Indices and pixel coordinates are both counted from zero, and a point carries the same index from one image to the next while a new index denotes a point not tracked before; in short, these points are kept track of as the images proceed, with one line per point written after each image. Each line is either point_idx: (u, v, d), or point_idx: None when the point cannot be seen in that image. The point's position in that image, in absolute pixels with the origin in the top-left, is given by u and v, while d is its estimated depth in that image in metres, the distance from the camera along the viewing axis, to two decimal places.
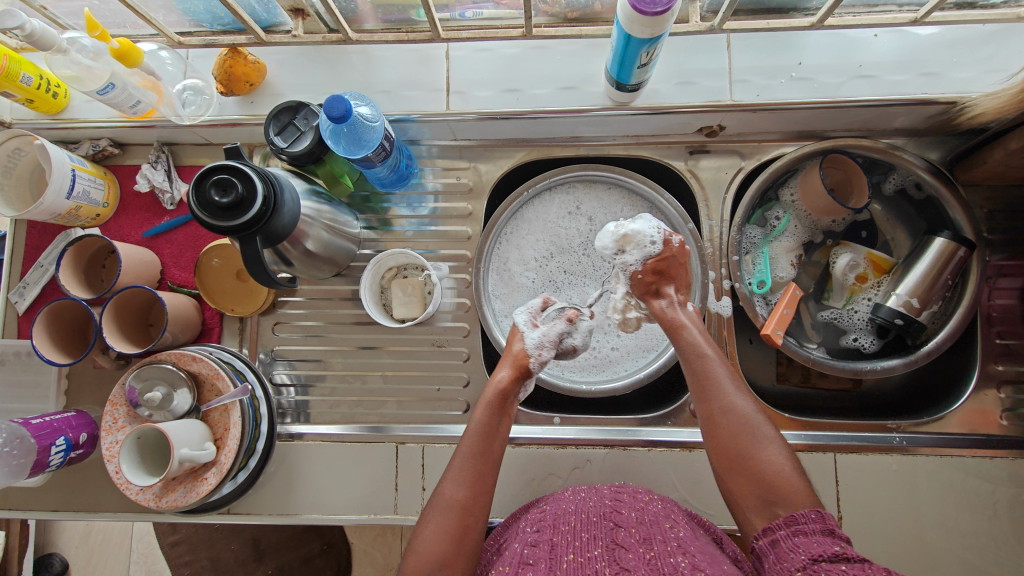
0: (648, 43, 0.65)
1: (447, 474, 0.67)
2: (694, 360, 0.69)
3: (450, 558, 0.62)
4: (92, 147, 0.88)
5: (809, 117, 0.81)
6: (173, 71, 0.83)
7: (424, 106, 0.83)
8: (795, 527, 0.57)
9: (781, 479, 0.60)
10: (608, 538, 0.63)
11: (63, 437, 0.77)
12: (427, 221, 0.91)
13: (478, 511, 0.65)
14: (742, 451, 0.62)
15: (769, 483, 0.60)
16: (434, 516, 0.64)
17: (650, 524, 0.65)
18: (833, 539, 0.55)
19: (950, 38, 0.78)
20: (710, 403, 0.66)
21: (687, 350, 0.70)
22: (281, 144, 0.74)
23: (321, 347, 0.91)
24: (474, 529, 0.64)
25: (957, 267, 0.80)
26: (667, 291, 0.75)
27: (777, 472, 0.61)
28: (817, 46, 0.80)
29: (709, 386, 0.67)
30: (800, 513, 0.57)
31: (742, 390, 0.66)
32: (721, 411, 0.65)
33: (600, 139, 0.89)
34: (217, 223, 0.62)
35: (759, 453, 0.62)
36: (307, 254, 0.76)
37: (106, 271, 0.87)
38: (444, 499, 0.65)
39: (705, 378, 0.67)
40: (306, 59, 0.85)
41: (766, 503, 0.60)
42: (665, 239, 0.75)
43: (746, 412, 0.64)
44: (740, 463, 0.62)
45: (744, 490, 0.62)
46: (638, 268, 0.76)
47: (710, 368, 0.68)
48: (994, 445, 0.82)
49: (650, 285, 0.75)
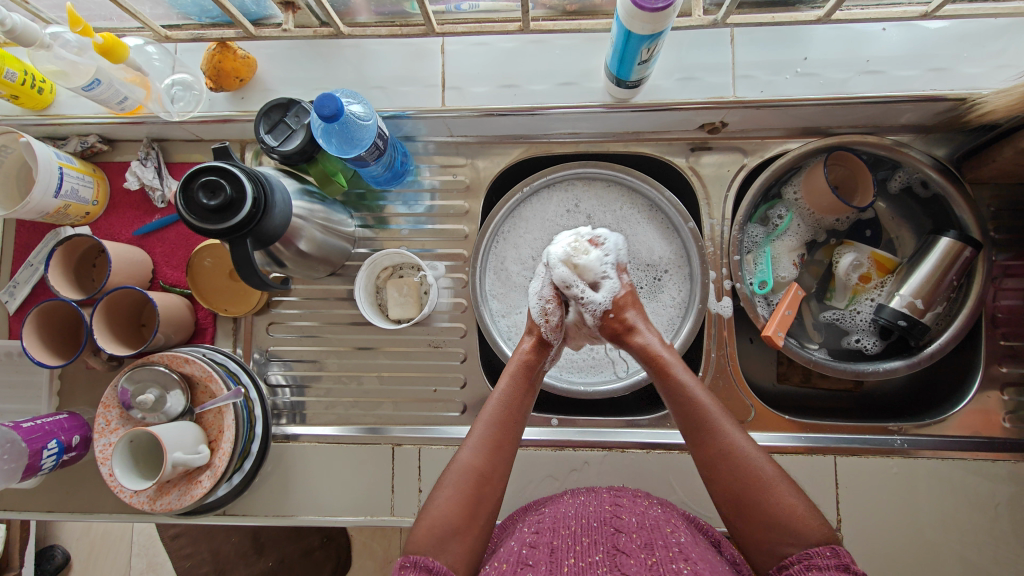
0: (650, 39, 0.63)
1: (467, 442, 0.69)
2: (683, 404, 0.68)
3: (465, 524, 0.65)
4: (80, 143, 0.86)
5: (815, 114, 0.79)
6: (160, 66, 0.80)
7: (419, 102, 0.81)
8: (808, 562, 0.58)
9: (796, 519, 0.60)
10: (609, 543, 0.62)
11: (54, 440, 0.76)
12: (424, 219, 0.90)
13: (493, 480, 0.68)
14: (752, 494, 0.62)
15: (785, 525, 0.60)
16: (451, 481, 0.67)
17: (650, 528, 0.65)
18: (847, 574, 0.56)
19: (960, 32, 0.76)
20: (711, 448, 0.66)
21: (673, 393, 0.69)
22: (272, 142, 0.72)
23: (316, 348, 0.90)
24: (489, 496, 0.67)
25: (961, 267, 0.79)
26: (637, 324, 0.74)
27: (789, 510, 0.61)
28: (823, 40, 0.77)
29: (706, 430, 0.66)
30: (814, 549, 0.58)
31: (741, 431, 0.66)
32: (721, 454, 0.65)
33: (600, 136, 0.87)
34: (207, 226, 0.60)
35: (771, 496, 0.62)
36: (300, 255, 0.75)
37: (97, 271, 0.85)
38: (462, 464, 0.68)
39: (698, 421, 0.67)
40: (298, 55, 0.82)
41: (780, 543, 0.60)
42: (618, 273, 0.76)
43: (746, 454, 0.64)
44: (750, 506, 0.62)
45: (759, 537, 0.62)
46: (607, 308, 0.75)
47: (704, 410, 0.67)
48: (997, 447, 0.81)
49: (618, 326, 0.74)
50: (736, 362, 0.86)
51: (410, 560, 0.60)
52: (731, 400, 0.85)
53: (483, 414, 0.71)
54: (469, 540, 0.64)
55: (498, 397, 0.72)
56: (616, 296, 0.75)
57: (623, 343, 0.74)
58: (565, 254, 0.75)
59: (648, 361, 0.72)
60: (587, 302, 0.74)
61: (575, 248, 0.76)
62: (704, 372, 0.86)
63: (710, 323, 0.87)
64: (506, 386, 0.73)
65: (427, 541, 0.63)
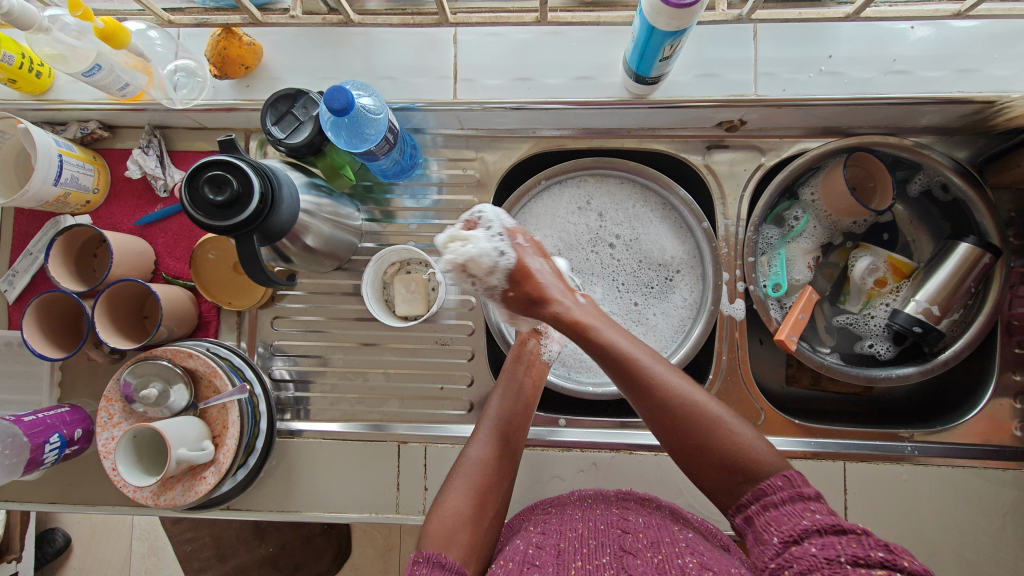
0: (673, 36, 0.61)
1: (475, 436, 0.72)
2: (610, 361, 0.64)
3: (475, 516, 0.66)
4: (80, 129, 0.84)
5: (836, 114, 0.77)
6: (163, 52, 0.76)
7: (429, 94, 0.79)
8: (763, 500, 0.57)
9: (746, 455, 0.59)
10: (616, 545, 0.62)
11: (56, 434, 0.75)
12: (432, 213, 0.88)
13: (503, 472, 0.70)
14: (699, 434, 0.60)
15: (736, 463, 0.59)
16: (461, 474, 0.69)
17: (657, 528, 0.65)
18: (801, 506, 0.55)
19: (991, 33, 0.73)
20: (648, 397, 0.62)
21: (599, 351, 0.65)
22: (279, 134, 0.69)
23: (321, 343, 0.88)
24: (498, 488, 0.69)
25: (980, 274, 0.78)
26: (550, 293, 0.71)
27: (736, 446, 0.59)
28: (848, 38, 0.75)
29: (639, 381, 0.62)
30: (768, 482, 0.57)
31: (674, 372, 0.63)
32: (660, 401, 0.61)
33: (614, 131, 0.85)
34: (212, 222, 0.58)
35: (718, 437, 0.59)
36: (307, 250, 0.73)
37: (98, 261, 0.84)
38: (472, 459, 0.70)
39: (629, 374, 0.63)
40: (305, 42, 0.80)
41: (733, 480, 0.59)
42: (510, 243, 0.74)
43: (685, 398, 0.61)
44: (696, 450, 0.60)
45: (712, 477, 0.60)
46: (509, 287, 0.73)
47: (633, 361, 0.63)
48: (1006, 456, 0.80)
49: (522, 300, 0.73)
50: (747, 365, 0.84)
51: (422, 555, 0.60)
52: (741, 404, 0.84)
53: (488, 412, 0.75)
54: (478, 533, 0.65)
55: (504, 393, 0.76)
56: (513, 267, 0.72)
57: (541, 313, 0.71)
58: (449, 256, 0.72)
59: (567, 325, 0.68)
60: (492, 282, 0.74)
61: (454, 247, 0.73)
62: (714, 374, 0.85)
63: (721, 325, 0.85)
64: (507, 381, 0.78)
65: (439, 532, 0.63)
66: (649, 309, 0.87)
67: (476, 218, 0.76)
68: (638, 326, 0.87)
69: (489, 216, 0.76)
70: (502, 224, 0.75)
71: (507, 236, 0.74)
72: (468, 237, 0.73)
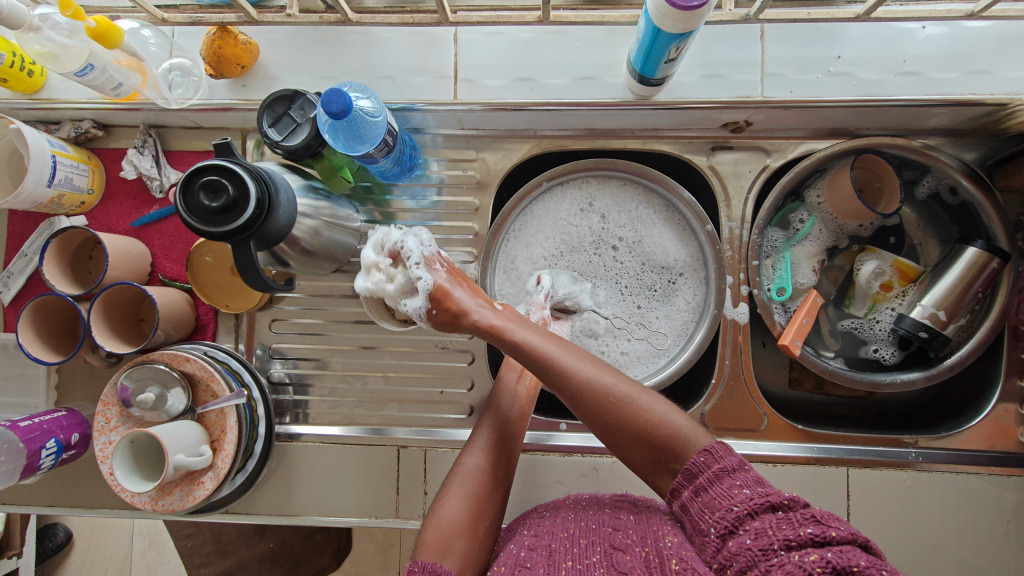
0: (679, 38, 0.59)
1: (470, 446, 0.72)
2: (526, 359, 0.65)
3: (471, 524, 0.65)
4: (74, 129, 0.82)
5: (844, 116, 0.75)
6: (157, 51, 0.75)
7: (429, 94, 0.77)
8: (694, 484, 0.57)
9: (665, 434, 0.60)
10: (606, 543, 0.61)
11: (53, 439, 0.74)
12: (432, 215, 0.87)
13: (498, 480, 0.70)
14: (616, 419, 0.61)
15: (659, 442, 0.60)
16: (458, 483, 0.68)
17: (646, 522, 0.64)
18: (727, 481, 0.55)
19: (1003, 33, 0.71)
20: (566, 390, 0.63)
21: (515, 352, 0.66)
22: (276, 136, 0.68)
23: (320, 346, 0.87)
24: (494, 495, 0.68)
25: (987, 279, 0.77)
26: (465, 302, 0.70)
27: (654, 425, 0.61)
28: (858, 38, 0.73)
29: (554, 378, 0.64)
30: (692, 462, 0.58)
31: (585, 361, 0.64)
32: (574, 394, 0.63)
33: (617, 131, 0.83)
34: (207, 229, 0.57)
35: (633, 419, 0.61)
36: (305, 253, 0.72)
37: (93, 263, 0.82)
38: (469, 467, 0.69)
39: (545, 370, 0.64)
40: (301, 41, 0.78)
41: (658, 459, 0.61)
42: (428, 268, 0.72)
43: (598, 386, 0.62)
44: (617, 435, 0.62)
45: (639, 458, 0.62)
46: (429, 307, 0.71)
47: (545, 356, 0.64)
48: (1011, 463, 0.79)
49: (447, 319, 0.71)
50: (751, 370, 0.84)
51: (418, 565, 0.59)
52: (743, 408, 0.83)
53: (483, 424, 0.74)
54: (474, 542, 0.64)
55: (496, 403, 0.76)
56: (434, 289, 0.71)
57: (460, 327, 0.72)
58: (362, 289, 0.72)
59: (483, 331, 0.69)
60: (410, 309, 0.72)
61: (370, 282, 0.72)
62: (717, 378, 0.84)
63: (725, 330, 0.84)
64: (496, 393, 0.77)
65: (436, 541, 0.63)
66: (652, 313, 0.86)
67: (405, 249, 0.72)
68: (640, 330, 0.86)
69: (409, 245, 0.72)
70: (422, 251, 0.72)
71: (427, 262, 0.72)
72: (393, 277, 0.73)
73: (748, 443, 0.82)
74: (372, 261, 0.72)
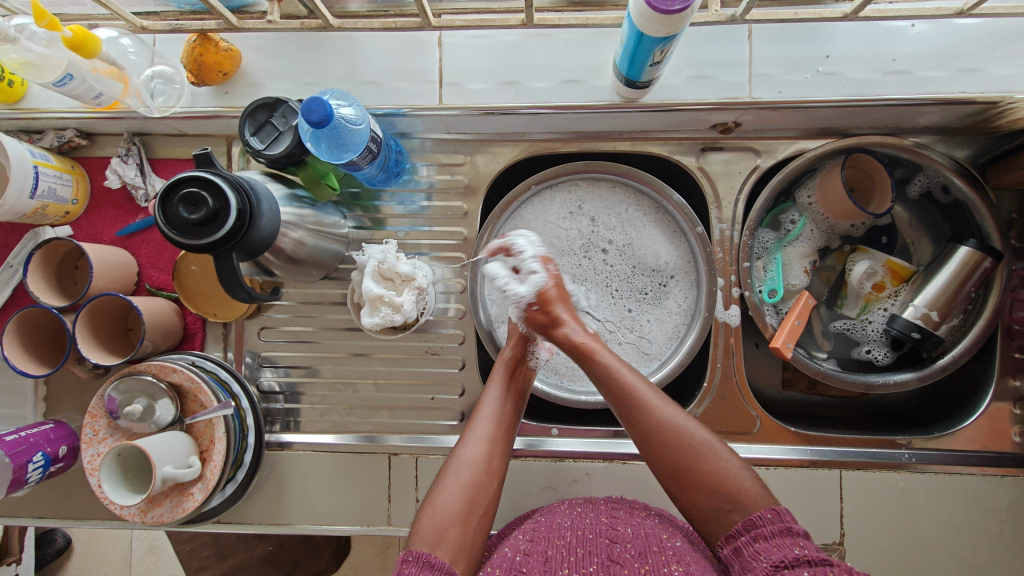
0: (663, 41, 0.58)
1: (467, 437, 0.70)
2: (609, 386, 0.67)
3: (465, 513, 0.64)
4: (57, 138, 0.82)
5: (833, 115, 0.75)
6: (137, 59, 0.74)
7: (415, 99, 0.77)
8: (755, 532, 0.58)
9: (736, 485, 0.61)
10: (603, 555, 0.61)
11: (40, 452, 0.73)
12: (421, 220, 0.86)
13: (493, 472, 0.69)
14: (688, 461, 0.62)
15: (724, 491, 0.61)
16: (452, 473, 0.67)
17: (645, 537, 0.64)
18: (790, 539, 0.56)
19: (994, 30, 0.71)
20: (644, 425, 0.65)
21: (598, 377, 0.68)
22: (258, 145, 0.67)
23: (310, 354, 0.87)
24: (489, 487, 0.67)
25: (980, 278, 0.76)
26: (563, 316, 0.73)
27: (724, 475, 0.61)
28: (846, 37, 0.72)
29: (635, 409, 0.65)
30: (757, 516, 0.58)
31: (668, 401, 0.66)
32: (654, 429, 0.64)
33: (606, 134, 0.83)
34: (187, 242, 0.57)
35: (705, 463, 0.62)
36: (290, 262, 0.71)
37: (79, 273, 0.82)
38: (466, 460, 0.68)
39: (628, 401, 0.66)
40: (284, 47, 0.77)
41: (721, 510, 0.61)
42: (543, 266, 0.76)
43: (678, 426, 0.64)
44: (685, 476, 0.62)
45: (700, 504, 0.62)
46: (531, 301, 0.74)
47: (629, 388, 0.66)
48: (1006, 463, 0.79)
49: (544, 318, 0.74)
50: (743, 372, 0.83)
51: (412, 554, 0.60)
52: (736, 412, 0.83)
53: (479, 415, 0.72)
54: (468, 531, 0.64)
55: (491, 397, 0.74)
56: (544, 286, 0.74)
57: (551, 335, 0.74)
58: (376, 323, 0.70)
59: (571, 350, 0.71)
60: (512, 293, 0.75)
61: (386, 316, 0.70)
62: (709, 381, 0.83)
63: (716, 332, 0.84)
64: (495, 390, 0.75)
65: (429, 530, 0.62)
66: (643, 316, 0.85)
67: (403, 273, 0.72)
68: (632, 334, 0.85)
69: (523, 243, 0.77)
70: (538, 250, 0.77)
71: (541, 260, 0.76)
72: (398, 305, 0.71)
73: (741, 446, 0.82)
74: (375, 293, 0.70)
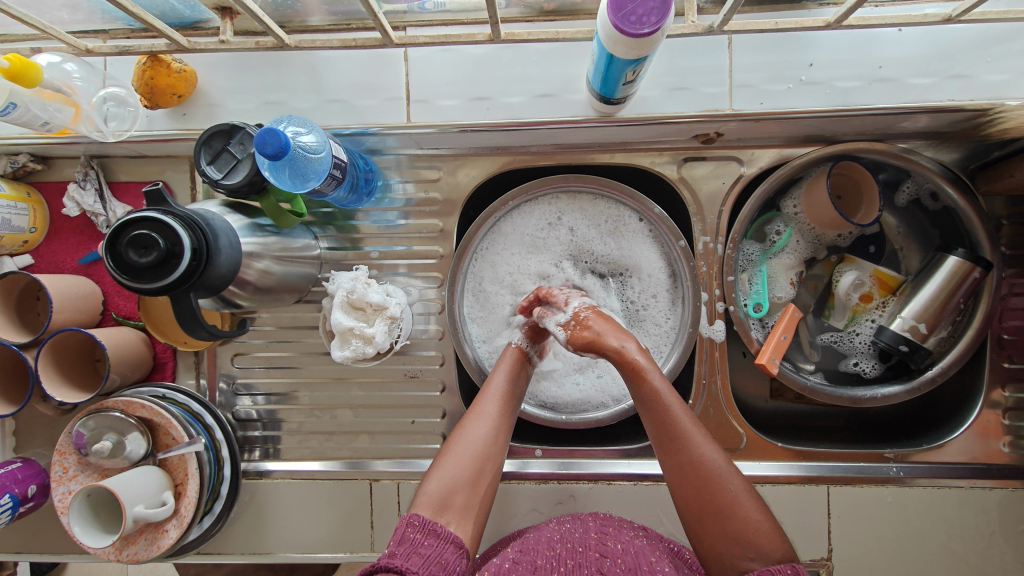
0: (635, 63, 0.56)
1: (477, 412, 0.67)
2: (653, 412, 0.62)
3: (471, 481, 0.63)
4: (10, 163, 0.78)
5: (818, 125, 0.72)
6: (86, 85, 0.69)
7: (383, 117, 0.73)
8: None
9: (759, 534, 0.56)
10: (595, 566, 0.59)
11: (8, 495, 0.71)
12: (398, 239, 0.83)
13: (501, 445, 0.67)
14: (718, 500, 0.58)
15: (745, 535, 0.56)
16: (458, 443, 0.65)
17: (635, 555, 0.61)
18: None
19: (983, 35, 0.68)
20: (677, 457, 0.61)
21: (646, 399, 0.63)
22: (215, 174, 0.63)
23: (287, 380, 0.85)
24: (495, 456, 0.66)
25: (969, 289, 0.74)
26: (605, 332, 0.67)
27: (750, 521, 0.57)
28: (830, 44, 0.69)
29: (676, 437, 0.61)
30: (776, 568, 0.53)
31: (710, 440, 0.61)
32: (691, 465, 0.60)
33: (585, 145, 0.80)
34: (140, 283, 0.54)
35: (735, 506, 0.58)
36: (258, 293, 0.69)
37: (42, 304, 0.78)
38: (474, 429, 0.66)
39: (668, 429, 0.62)
40: (244, 64, 0.74)
41: (741, 559, 0.56)
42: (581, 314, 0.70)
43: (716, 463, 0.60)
44: (713, 515, 0.58)
45: (720, 547, 0.57)
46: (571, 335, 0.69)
47: (674, 419, 0.61)
48: (996, 474, 0.78)
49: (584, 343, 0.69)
50: (728, 389, 0.82)
51: (417, 518, 0.59)
52: (723, 428, 0.81)
53: (489, 392, 0.69)
54: (474, 499, 0.63)
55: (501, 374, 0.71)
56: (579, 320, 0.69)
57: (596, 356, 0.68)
58: (348, 357, 0.68)
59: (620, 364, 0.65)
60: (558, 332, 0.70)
61: (358, 351, 0.68)
62: (694, 400, 0.81)
63: (701, 347, 0.82)
64: (506, 372, 0.71)
65: (433, 499, 0.61)
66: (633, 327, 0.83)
67: (374, 303, 0.69)
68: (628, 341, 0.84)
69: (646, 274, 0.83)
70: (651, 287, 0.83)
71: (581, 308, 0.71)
72: (370, 337, 0.69)
73: None
74: (345, 326, 0.68)
